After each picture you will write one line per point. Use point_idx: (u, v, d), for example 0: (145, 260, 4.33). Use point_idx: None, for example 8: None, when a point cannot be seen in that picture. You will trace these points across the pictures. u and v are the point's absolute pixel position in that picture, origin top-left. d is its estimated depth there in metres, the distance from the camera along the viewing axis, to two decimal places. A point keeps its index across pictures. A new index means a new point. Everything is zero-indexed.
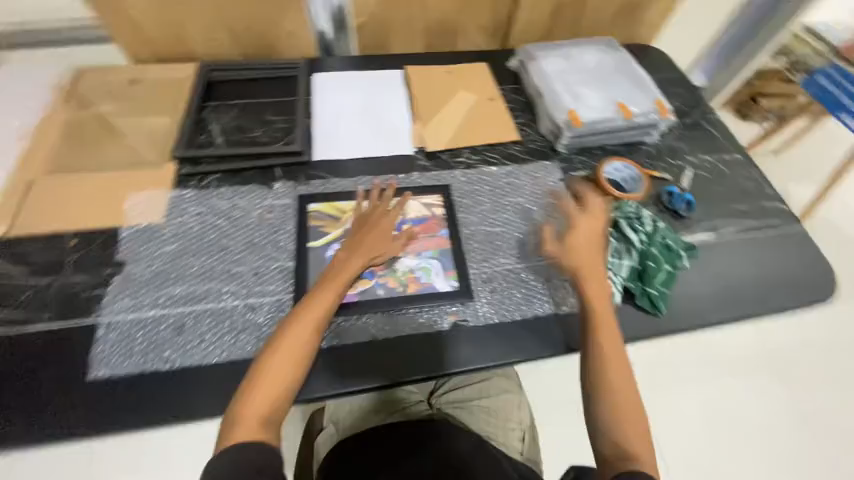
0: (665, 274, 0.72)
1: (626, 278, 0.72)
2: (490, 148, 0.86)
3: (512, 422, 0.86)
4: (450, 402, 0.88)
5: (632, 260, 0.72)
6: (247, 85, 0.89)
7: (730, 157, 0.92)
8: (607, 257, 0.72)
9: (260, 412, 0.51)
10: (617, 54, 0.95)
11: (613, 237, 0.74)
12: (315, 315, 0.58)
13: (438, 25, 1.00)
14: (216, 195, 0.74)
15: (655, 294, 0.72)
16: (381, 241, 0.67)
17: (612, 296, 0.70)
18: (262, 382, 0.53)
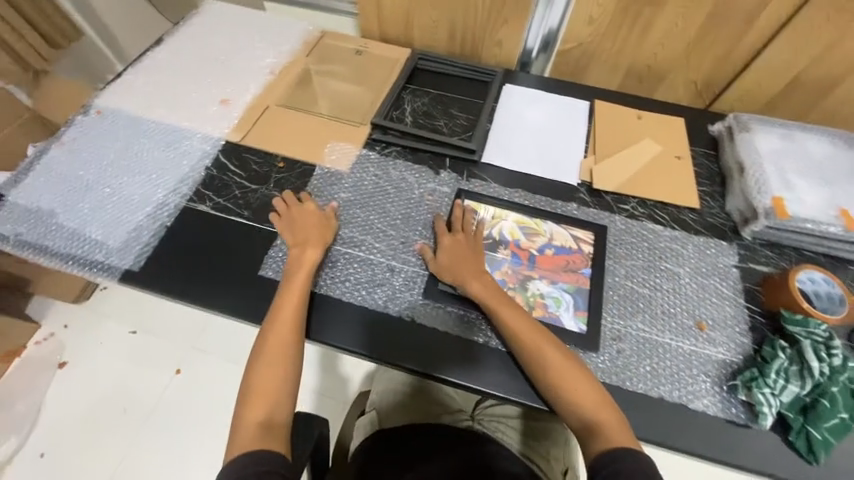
0: (838, 423, 0.59)
1: (784, 404, 0.61)
2: (661, 207, 0.80)
3: (555, 456, 0.81)
4: (492, 416, 0.84)
5: (799, 390, 0.60)
6: (445, 79, 0.98)
7: None
8: (768, 372, 0.61)
9: (257, 418, 0.57)
10: (853, 155, 0.81)
11: (783, 353, 0.62)
12: (278, 321, 0.63)
13: (644, 69, 0.96)
14: (393, 164, 0.83)
15: (817, 439, 0.59)
16: (315, 239, 0.71)
17: (762, 418, 0.59)
18: (255, 384, 0.60)
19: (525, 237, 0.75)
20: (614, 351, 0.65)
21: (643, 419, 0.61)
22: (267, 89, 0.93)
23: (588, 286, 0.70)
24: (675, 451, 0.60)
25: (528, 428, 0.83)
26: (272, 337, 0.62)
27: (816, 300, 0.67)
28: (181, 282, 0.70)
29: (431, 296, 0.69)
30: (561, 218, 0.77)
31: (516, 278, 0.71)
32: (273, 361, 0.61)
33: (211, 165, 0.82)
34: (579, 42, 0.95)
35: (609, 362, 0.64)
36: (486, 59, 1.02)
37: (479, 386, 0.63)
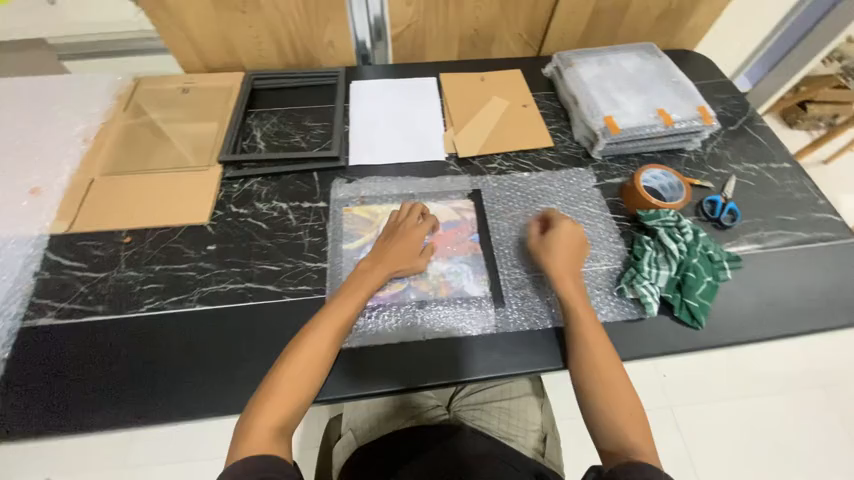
0: (706, 286, 0.69)
1: (662, 288, 0.70)
2: (522, 155, 0.86)
3: (532, 424, 0.83)
4: (471, 404, 0.86)
5: (670, 271, 0.70)
6: (289, 94, 0.94)
7: (777, 165, 0.87)
8: (643, 266, 0.70)
9: (272, 424, 0.51)
10: (657, 61, 0.93)
11: (650, 246, 0.72)
12: (334, 321, 0.59)
13: (474, 33, 1.01)
14: (256, 196, 0.77)
15: (694, 306, 0.68)
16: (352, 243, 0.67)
17: (648, 306, 0.67)
18: (283, 383, 0.54)
19: None
20: (520, 300, 0.69)
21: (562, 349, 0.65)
22: (85, 161, 0.81)
23: (480, 250, 0.73)
24: None
25: (508, 404, 0.85)
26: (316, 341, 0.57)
27: (665, 192, 0.77)
28: (38, 416, 0.58)
29: None
30: (439, 195, 0.79)
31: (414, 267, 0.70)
32: (309, 365, 0.56)
33: (41, 269, 0.70)
34: (407, 25, 0.96)
35: (519, 312, 0.68)
36: (326, 63, 0.99)
37: (412, 384, 0.61)
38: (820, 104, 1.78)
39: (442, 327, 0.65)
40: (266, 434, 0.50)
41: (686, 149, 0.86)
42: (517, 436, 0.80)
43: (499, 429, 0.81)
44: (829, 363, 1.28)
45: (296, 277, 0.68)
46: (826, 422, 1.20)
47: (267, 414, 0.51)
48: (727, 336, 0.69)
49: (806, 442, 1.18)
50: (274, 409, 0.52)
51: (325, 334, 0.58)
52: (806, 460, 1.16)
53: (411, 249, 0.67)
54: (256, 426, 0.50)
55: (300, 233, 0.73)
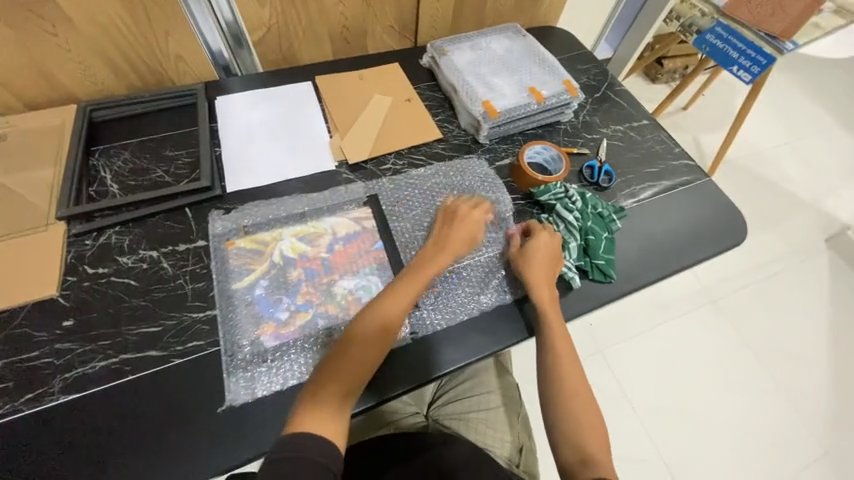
0: (606, 242, 0.75)
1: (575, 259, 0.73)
2: (414, 151, 0.84)
3: (506, 434, 0.81)
4: (450, 414, 0.86)
5: (576, 240, 0.74)
6: (141, 122, 0.81)
7: (638, 123, 0.97)
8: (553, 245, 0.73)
9: (332, 403, 0.52)
10: (523, 40, 0.97)
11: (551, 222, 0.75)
12: (398, 300, 0.61)
13: (343, 31, 0.96)
14: (117, 250, 0.66)
15: (603, 264, 0.73)
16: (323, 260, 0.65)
17: (571, 282, 0.71)
18: (338, 375, 0.54)
19: (308, 246, 0.69)
20: (435, 299, 0.68)
21: (481, 337, 0.66)
22: None
23: (386, 258, 0.71)
24: (517, 343, 0.67)
25: (486, 413, 0.85)
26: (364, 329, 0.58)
27: (550, 164, 0.82)
28: None
29: (240, 367, 0.58)
30: (332, 208, 0.74)
31: (318, 291, 0.65)
32: (358, 363, 0.56)
33: None
34: (266, 28, 0.88)
35: (436, 310, 0.67)
36: (181, 81, 0.88)
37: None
38: (671, 59, 2.05)
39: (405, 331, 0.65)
40: (329, 424, 0.51)
41: (562, 121, 0.92)
42: (489, 445, 0.79)
43: (474, 438, 0.80)
44: (713, 280, 1.50)
45: (183, 333, 0.60)
46: (719, 330, 1.41)
47: (327, 394, 0.53)
48: (626, 284, 0.75)
49: (707, 351, 1.38)
50: (333, 400, 0.53)
51: (381, 328, 0.58)
52: (710, 367, 1.35)
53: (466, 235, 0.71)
54: (310, 411, 0.51)
55: (180, 281, 0.64)
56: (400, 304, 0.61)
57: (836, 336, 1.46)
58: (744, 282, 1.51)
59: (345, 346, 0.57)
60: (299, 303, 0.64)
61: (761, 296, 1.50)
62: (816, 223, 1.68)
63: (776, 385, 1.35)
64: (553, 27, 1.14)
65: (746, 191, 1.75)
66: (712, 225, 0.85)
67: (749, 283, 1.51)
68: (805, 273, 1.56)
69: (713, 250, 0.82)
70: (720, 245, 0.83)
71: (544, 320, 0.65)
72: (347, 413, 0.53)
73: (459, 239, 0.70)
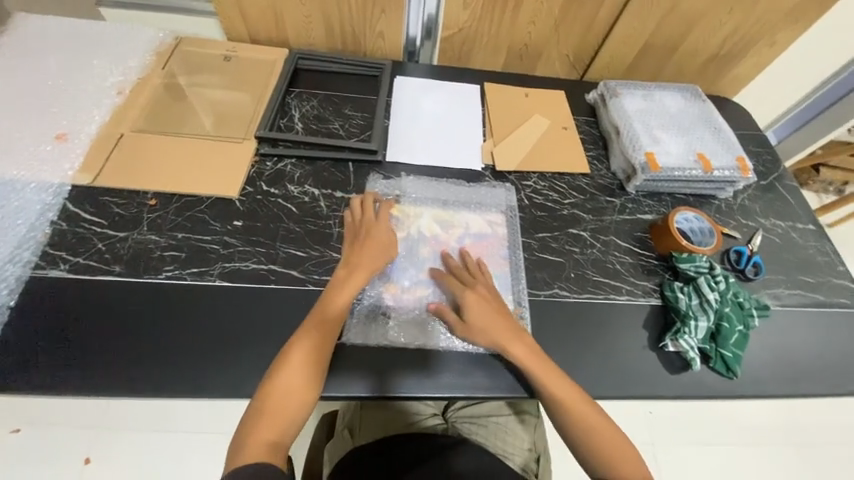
0: (738, 335, 0.69)
1: (700, 340, 0.69)
2: (558, 177, 0.85)
3: (527, 443, 0.83)
4: (469, 417, 0.84)
5: (708, 321, 0.69)
6: (331, 79, 0.92)
7: (802, 226, 0.88)
8: (681, 318, 0.69)
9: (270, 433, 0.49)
10: (701, 105, 0.93)
11: (685, 294, 0.71)
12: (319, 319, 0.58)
13: (522, 48, 1.01)
14: (289, 178, 0.76)
15: (729, 356, 0.68)
16: (372, 254, 0.65)
17: (691, 363, 0.67)
18: (279, 386, 0.52)
19: (443, 230, 0.73)
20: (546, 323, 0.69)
21: (578, 379, 0.65)
22: (116, 115, 0.78)
23: (508, 267, 0.72)
24: (612, 397, 0.65)
25: (506, 421, 0.84)
26: (298, 363, 0.54)
27: (699, 233, 0.78)
28: (40, 374, 0.56)
29: (361, 313, 0.64)
30: (472, 204, 0.77)
31: (441, 274, 0.69)
32: (295, 375, 0.53)
33: (59, 219, 0.67)
34: (459, 28, 0.96)
35: (543, 334, 0.68)
36: (371, 53, 0.98)
37: (429, 394, 0.60)
38: (831, 169, 1.83)
39: None
40: (259, 444, 0.48)
41: (717, 196, 0.87)
42: (512, 453, 0.80)
43: (497, 445, 0.80)
44: (815, 424, 1.30)
45: (322, 267, 0.67)
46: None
47: (265, 417, 0.50)
48: (743, 388, 0.69)
49: None
50: (278, 412, 0.51)
51: (309, 338, 0.56)
52: None
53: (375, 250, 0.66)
54: (247, 446, 0.47)
55: (330, 222, 0.71)
56: (322, 323, 0.58)
57: None
58: None
59: (288, 354, 0.55)
60: (422, 278, 0.68)
61: None
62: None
63: None
64: (729, 101, 1.09)
65: None
66: None
67: None
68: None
69: None
70: None
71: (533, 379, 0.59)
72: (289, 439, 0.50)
73: (367, 268, 0.64)
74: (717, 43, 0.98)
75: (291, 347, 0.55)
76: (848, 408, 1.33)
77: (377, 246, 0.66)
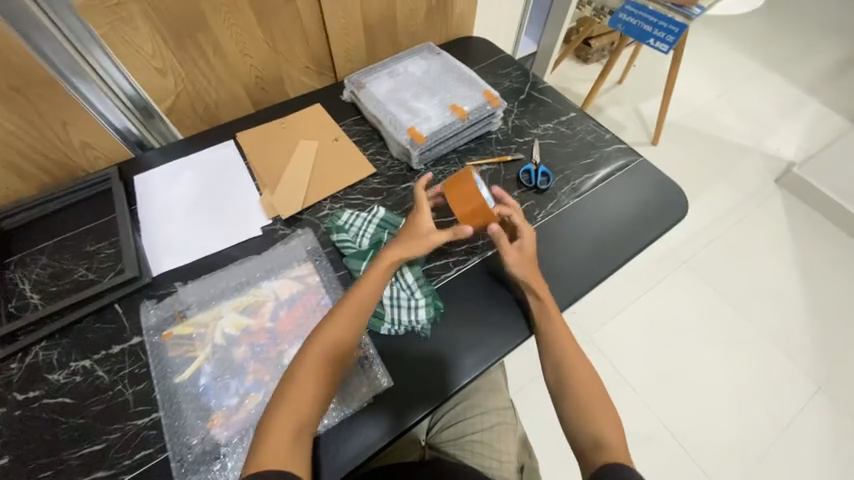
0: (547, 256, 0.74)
1: (429, 303, 0.69)
2: (349, 191, 0.82)
3: (506, 453, 0.83)
4: (449, 440, 0.87)
5: (425, 288, 0.70)
6: (54, 221, 0.77)
7: (567, 117, 0.98)
8: (402, 299, 0.69)
9: (286, 435, 0.52)
10: (439, 58, 0.97)
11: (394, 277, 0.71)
12: (344, 322, 0.60)
13: (257, 81, 0.94)
14: (47, 367, 0.62)
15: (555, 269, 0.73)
16: (407, 250, 0.67)
17: (421, 331, 0.67)
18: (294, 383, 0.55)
19: (251, 317, 0.64)
20: (422, 308, 0.68)
21: (446, 374, 0.64)
22: None
23: None
24: (485, 370, 0.65)
25: (482, 436, 0.85)
26: (313, 362, 0.57)
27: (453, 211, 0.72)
28: None
29: (193, 470, 0.53)
30: (271, 270, 0.70)
31: (267, 368, 0.60)
32: (320, 365, 0.57)
33: None
34: (174, 95, 0.86)
35: (422, 330, 0.67)
36: (94, 166, 0.84)
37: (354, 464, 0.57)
38: (597, 39, 2.17)
39: (361, 389, 0.62)
40: (279, 447, 0.51)
41: (492, 130, 0.92)
42: (492, 467, 0.80)
43: (477, 463, 0.81)
44: (668, 251, 1.73)
45: (130, 445, 0.55)
46: (684, 293, 1.62)
47: (283, 417, 0.53)
48: (580, 286, 0.76)
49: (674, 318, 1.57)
50: (290, 405, 0.54)
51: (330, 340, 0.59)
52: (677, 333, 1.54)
53: (416, 244, 0.67)
54: (265, 449, 0.51)
55: (118, 387, 0.59)
56: (345, 316, 0.61)
57: (785, 281, 1.66)
58: (696, 249, 1.73)
59: (278, 397, 0.55)
60: (248, 384, 0.59)
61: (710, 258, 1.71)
62: (746, 177, 1.95)
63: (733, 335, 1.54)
64: (469, 36, 1.15)
65: (679, 166, 1.98)
66: (654, 203, 0.87)
67: (698, 249, 1.73)
68: (744, 231, 1.78)
69: (659, 229, 0.83)
70: (665, 223, 0.84)
71: (541, 314, 0.67)
72: (302, 448, 0.52)
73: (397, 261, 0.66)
74: None
75: (285, 385, 0.56)
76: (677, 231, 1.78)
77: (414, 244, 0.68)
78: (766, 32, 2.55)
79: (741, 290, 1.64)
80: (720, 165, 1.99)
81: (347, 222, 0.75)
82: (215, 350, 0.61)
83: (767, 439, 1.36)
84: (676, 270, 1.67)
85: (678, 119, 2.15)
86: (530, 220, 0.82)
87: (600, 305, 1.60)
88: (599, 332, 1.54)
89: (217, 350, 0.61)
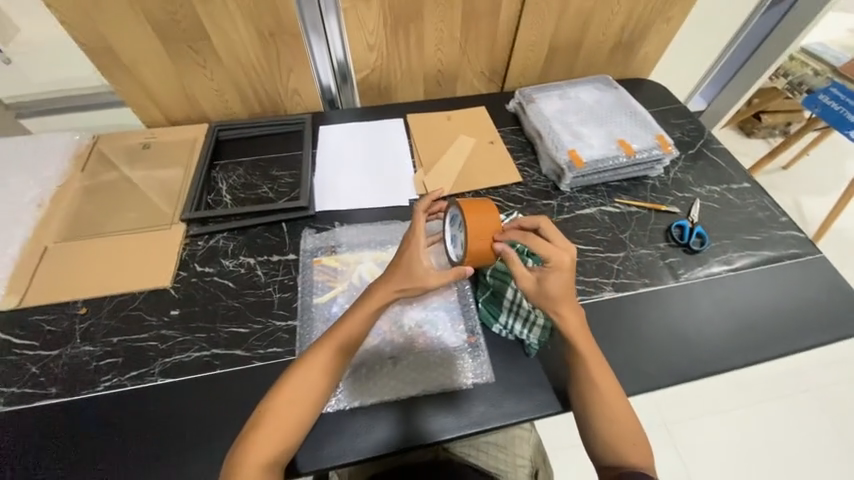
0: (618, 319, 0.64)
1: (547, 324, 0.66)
2: (492, 191, 0.86)
3: (521, 458, 0.81)
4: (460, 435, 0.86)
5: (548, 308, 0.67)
6: (255, 143, 0.93)
7: (738, 186, 0.89)
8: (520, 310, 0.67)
9: (269, 448, 0.51)
10: (615, 93, 0.96)
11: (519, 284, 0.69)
12: (344, 333, 0.58)
13: (437, 74, 1.04)
14: (223, 253, 0.75)
15: None
16: (410, 273, 0.59)
17: (528, 347, 0.66)
18: (285, 390, 0.54)
19: None
20: (536, 328, 0.66)
21: (544, 392, 0.63)
22: (39, 228, 0.77)
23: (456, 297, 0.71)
24: None
25: (496, 437, 0.84)
26: (309, 371, 0.55)
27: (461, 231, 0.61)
28: None
29: None
30: None
31: None
32: (314, 377, 0.55)
33: None
34: (370, 69, 0.99)
35: (529, 347, 0.66)
36: (293, 109, 1.00)
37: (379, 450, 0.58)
38: (773, 115, 1.95)
39: (462, 372, 0.64)
40: (260, 459, 0.50)
41: (649, 175, 0.89)
42: (506, 471, 0.79)
43: (487, 462, 0.80)
44: (798, 371, 1.45)
45: (267, 339, 0.65)
46: (803, 425, 1.36)
47: (270, 427, 0.52)
48: (710, 365, 0.69)
49: (781, 448, 1.32)
50: (280, 414, 0.53)
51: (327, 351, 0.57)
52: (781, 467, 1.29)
53: (418, 267, 0.59)
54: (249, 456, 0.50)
55: (269, 289, 0.70)
56: (348, 329, 0.58)
57: None
58: (836, 380, 1.43)
59: (261, 419, 0.53)
60: None
61: (851, 399, 1.40)
62: None
63: None
64: (645, 80, 1.13)
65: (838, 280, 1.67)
66: (825, 309, 0.75)
67: (838, 382, 1.43)
68: None
69: (826, 339, 0.72)
70: (834, 334, 0.72)
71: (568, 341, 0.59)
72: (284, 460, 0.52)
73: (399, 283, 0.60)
74: (617, 30, 1.01)
75: (266, 409, 0.53)
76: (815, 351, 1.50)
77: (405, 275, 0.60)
78: None
79: None
80: None
81: None
82: (352, 288, 0.69)
83: None
84: (801, 397, 1.40)
85: (850, 228, 1.82)
86: (669, 277, 0.77)
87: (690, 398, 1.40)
88: (681, 426, 1.35)
89: (353, 289, 0.68)
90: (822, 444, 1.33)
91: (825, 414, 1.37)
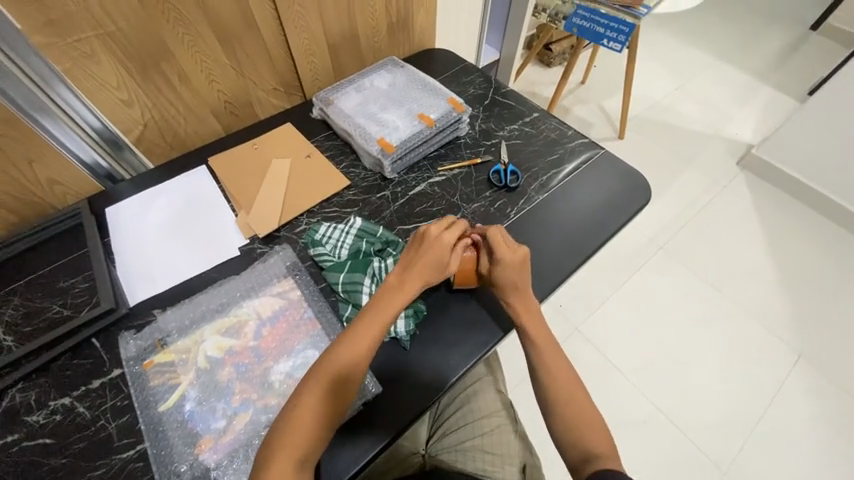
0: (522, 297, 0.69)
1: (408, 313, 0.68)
2: (325, 204, 0.83)
3: (510, 456, 0.77)
4: (449, 446, 0.83)
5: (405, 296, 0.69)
6: (23, 259, 0.75)
7: (531, 118, 1.02)
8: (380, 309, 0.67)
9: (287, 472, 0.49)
10: (404, 71, 1.00)
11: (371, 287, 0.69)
12: (365, 337, 0.59)
13: (225, 106, 0.95)
14: (24, 409, 0.60)
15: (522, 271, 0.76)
16: (424, 270, 0.65)
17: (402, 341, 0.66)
18: (302, 407, 0.53)
19: (234, 339, 0.64)
20: (401, 319, 0.67)
21: (433, 376, 0.64)
22: None
23: (319, 325, 0.67)
24: (471, 369, 0.66)
25: (484, 439, 0.82)
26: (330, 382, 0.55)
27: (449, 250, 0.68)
28: None
29: None
30: (251, 289, 0.70)
31: (253, 385, 0.60)
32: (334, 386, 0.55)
33: None
34: (141, 125, 0.86)
35: (403, 340, 0.66)
36: (61, 202, 0.83)
37: None
38: (557, 44, 2.28)
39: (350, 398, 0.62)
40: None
41: (460, 135, 0.95)
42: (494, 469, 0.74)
43: (479, 467, 0.75)
44: (644, 238, 1.79)
45: None
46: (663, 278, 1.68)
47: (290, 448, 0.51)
48: (557, 279, 0.78)
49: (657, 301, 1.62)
50: (297, 433, 0.52)
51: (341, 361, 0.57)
52: (660, 316, 1.59)
53: (432, 265, 0.66)
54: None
55: (101, 422, 0.58)
56: (368, 333, 0.59)
57: (758, 259, 1.73)
58: (670, 233, 1.80)
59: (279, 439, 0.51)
60: (235, 405, 0.59)
61: (684, 241, 1.78)
62: (711, 162, 2.04)
63: (713, 313, 1.59)
64: (432, 49, 1.20)
65: (646, 156, 2.07)
66: (619, 194, 0.90)
67: (672, 233, 1.80)
68: (713, 213, 1.86)
69: (627, 217, 0.87)
70: (631, 212, 0.87)
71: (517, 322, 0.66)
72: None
73: (417, 279, 0.65)
74: (384, 12, 1.04)
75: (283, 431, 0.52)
76: (650, 217, 1.85)
77: (422, 274, 0.65)
78: (713, 26, 2.70)
79: (717, 270, 1.70)
80: (685, 153, 2.08)
81: (323, 235, 0.75)
82: (200, 373, 0.61)
83: (756, 411, 1.40)
84: (653, 257, 1.74)
85: (641, 113, 2.25)
86: (503, 219, 0.85)
87: (584, 296, 1.63)
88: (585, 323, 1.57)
89: (202, 374, 0.61)
90: (679, 284, 1.67)
91: (673, 261, 1.72)
